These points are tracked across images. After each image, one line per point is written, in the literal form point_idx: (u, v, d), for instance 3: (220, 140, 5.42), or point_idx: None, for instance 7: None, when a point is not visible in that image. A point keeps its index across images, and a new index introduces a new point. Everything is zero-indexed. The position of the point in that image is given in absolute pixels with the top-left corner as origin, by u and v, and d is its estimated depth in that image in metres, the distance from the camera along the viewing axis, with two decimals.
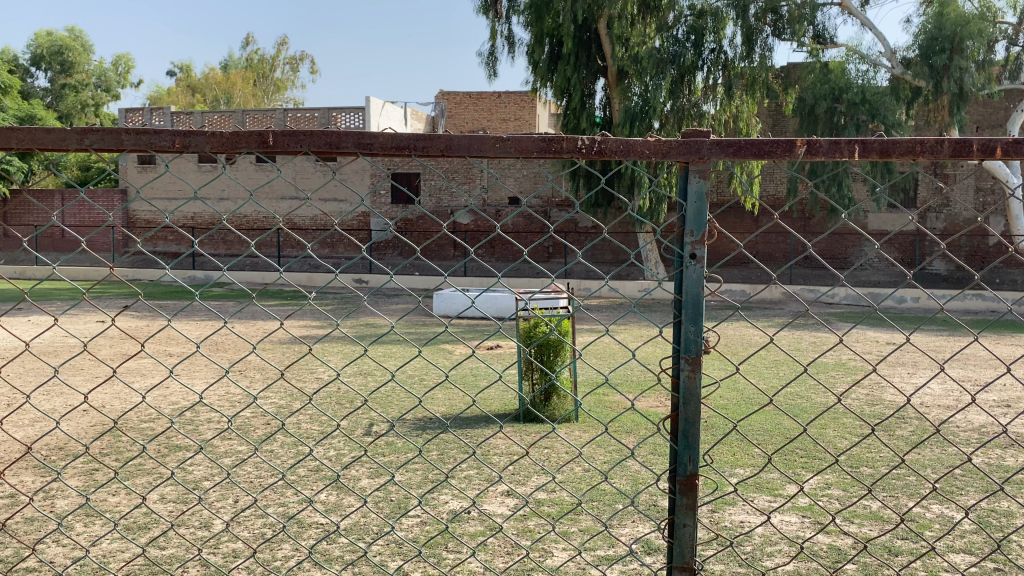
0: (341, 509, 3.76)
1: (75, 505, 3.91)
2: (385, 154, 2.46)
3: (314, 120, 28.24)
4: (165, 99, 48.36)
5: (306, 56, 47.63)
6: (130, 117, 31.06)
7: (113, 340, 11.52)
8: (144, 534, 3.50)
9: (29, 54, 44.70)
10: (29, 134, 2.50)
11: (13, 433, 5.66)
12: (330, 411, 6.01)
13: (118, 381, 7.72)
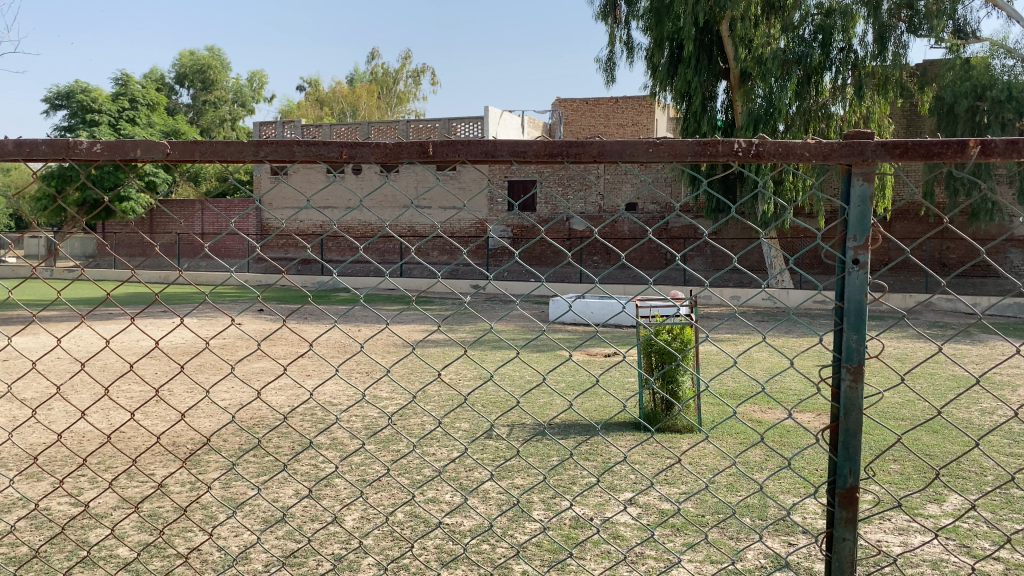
0: (464, 511, 3.86)
1: (218, 496, 4.14)
2: (539, 162, 2.52)
3: (434, 130, 29.09)
4: (295, 113, 50.65)
5: (428, 68, 48.92)
6: (263, 131, 32.81)
7: (246, 341, 12.16)
8: (281, 528, 3.66)
9: (174, 73, 47.93)
10: (210, 147, 2.67)
11: (164, 427, 6.09)
12: (452, 413, 6.18)
13: (256, 381, 8.17)
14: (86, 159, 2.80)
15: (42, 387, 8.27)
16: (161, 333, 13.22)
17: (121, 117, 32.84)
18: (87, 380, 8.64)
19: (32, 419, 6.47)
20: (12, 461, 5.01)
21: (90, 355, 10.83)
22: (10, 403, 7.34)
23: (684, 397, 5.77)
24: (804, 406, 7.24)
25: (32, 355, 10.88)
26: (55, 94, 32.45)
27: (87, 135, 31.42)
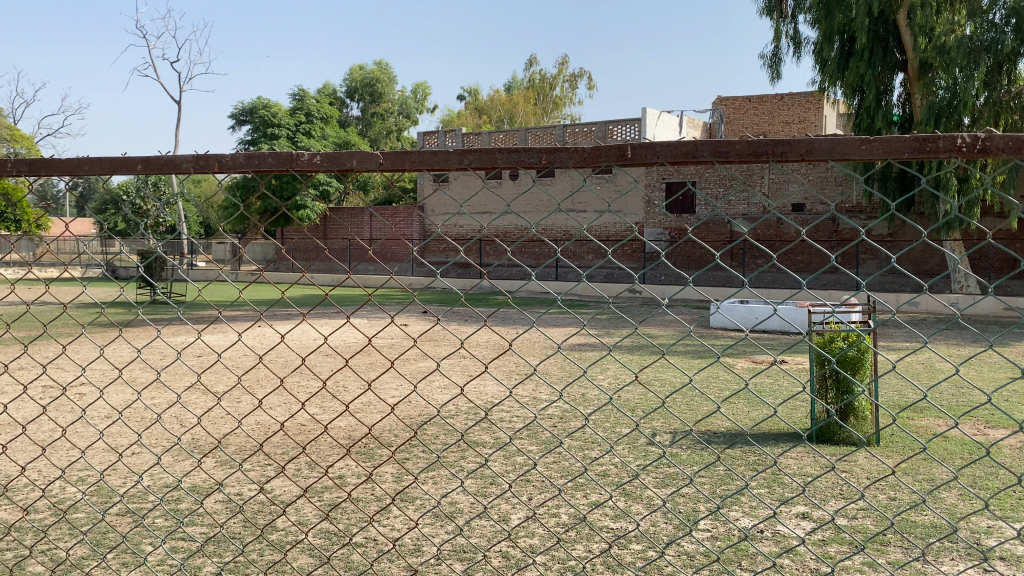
0: (628, 516, 3.85)
1: (391, 489, 4.33)
2: (741, 162, 2.46)
3: (591, 133, 29.34)
4: (457, 121, 52.31)
5: (585, 73, 49.25)
6: (426, 140, 34.16)
7: (412, 341, 12.69)
8: (450, 522, 3.79)
9: (347, 87, 50.74)
10: (419, 156, 2.77)
11: (343, 420, 6.47)
12: (614, 418, 6.19)
13: (425, 380, 8.54)
14: (305, 171, 2.98)
15: (240, 380, 9.00)
16: (335, 332, 14.05)
17: (298, 131, 35.12)
18: (276, 375, 9.29)
19: (230, 408, 7.04)
20: (214, 447, 5.47)
21: (277, 350, 11.68)
22: (210, 395, 8.04)
23: (860, 407, 5.51)
24: (994, 420, 6.72)
25: (227, 350, 11.86)
26: (241, 111, 35.12)
27: (268, 147, 33.81)
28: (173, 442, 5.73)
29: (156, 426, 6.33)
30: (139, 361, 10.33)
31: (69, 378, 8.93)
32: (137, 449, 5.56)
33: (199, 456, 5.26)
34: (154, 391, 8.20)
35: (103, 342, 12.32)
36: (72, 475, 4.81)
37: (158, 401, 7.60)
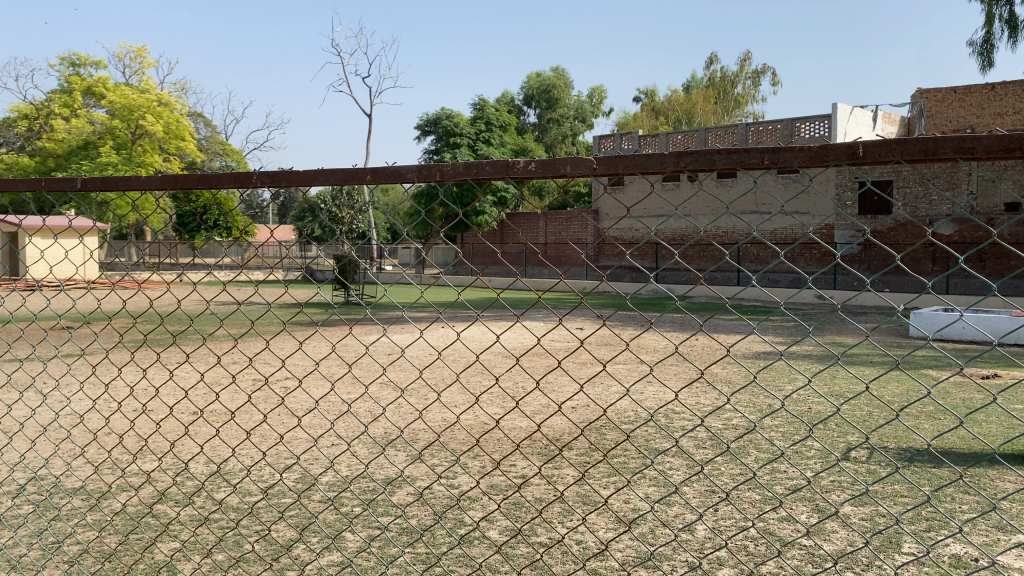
0: (823, 534, 3.69)
1: (575, 491, 4.39)
2: (991, 159, 2.25)
3: (777, 132, 28.33)
4: (632, 123, 52.13)
5: (768, 68, 47.60)
6: (603, 143, 34.38)
7: (588, 345, 12.79)
8: (634, 528, 3.78)
9: (523, 95, 51.78)
10: (633, 160, 2.66)
11: (524, 420, 6.65)
12: (802, 431, 5.98)
13: (604, 385, 8.60)
14: (521, 178, 2.90)
15: (427, 377, 9.48)
16: (512, 334, 14.47)
17: (478, 139, 36.42)
18: (459, 373, 9.70)
19: (419, 404, 7.41)
20: (404, 441, 5.80)
21: (460, 350, 12.19)
22: (398, 391, 8.51)
23: None
24: None
25: (411, 350, 12.52)
26: (425, 122, 36.95)
27: (449, 155, 35.28)
28: (366, 435, 6.10)
29: (351, 419, 6.78)
30: (337, 356, 11.11)
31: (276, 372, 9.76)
32: (336, 439, 5.98)
33: (389, 450, 5.56)
34: (349, 386, 8.82)
35: (304, 339, 13.37)
36: (279, 462, 5.23)
37: (349, 396, 8.13)
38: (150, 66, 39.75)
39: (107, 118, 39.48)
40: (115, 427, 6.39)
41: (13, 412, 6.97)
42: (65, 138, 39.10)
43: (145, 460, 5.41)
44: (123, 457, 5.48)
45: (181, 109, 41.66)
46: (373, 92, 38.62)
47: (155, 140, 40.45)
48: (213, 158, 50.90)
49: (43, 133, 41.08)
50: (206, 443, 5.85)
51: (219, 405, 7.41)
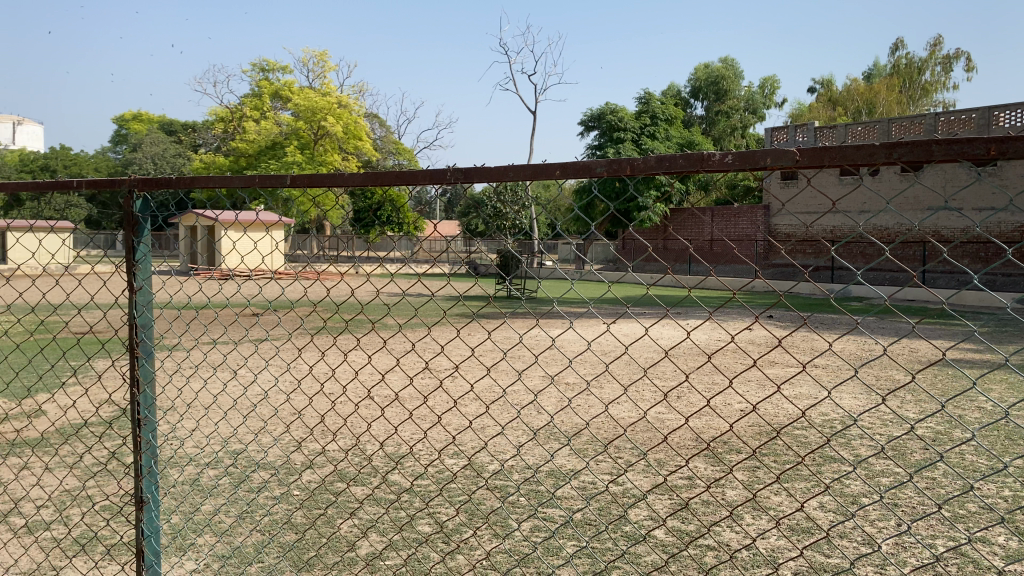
0: (1020, 559, 3.42)
1: (743, 495, 4.30)
2: None
3: (971, 122, 26.23)
4: (805, 114, 49.85)
5: (961, 53, 44.11)
6: (775, 136, 33.28)
7: (754, 346, 12.40)
8: (807, 537, 3.65)
9: (691, 87, 50.81)
10: (839, 152, 2.37)
11: (687, 420, 6.59)
12: (997, 447, 5.55)
13: (773, 388, 8.32)
14: (716, 171, 2.65)
15: (587, 372, 9.57)
16: (674, 332, 14.31)
17: (643, 133, 37.08)
18: (619, 370, 9.69)
19: (580, 400, 7.49)
20: (570, 434, 5.93)
21: (623, 347, 12.19)
22: (558, 383, 8.67)
23: None
24: None
25: (574, 345, 12.68)
26: (589, 117, 38.04)
27: (611, 151, 35.44)
28: (530, 426, 6.25)
29: (514, 410, 6.96)
30: (504, 349, 11.43)
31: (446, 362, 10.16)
32: (500, 429, 6.16)
33: (552, 442, 5.69)
34: (515, 376, 9.10)
35: (472, 331, 13.83)
36: (452, 446, 5.48)
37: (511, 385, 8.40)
38: (330, 69, 42.25)
39: (292, 120, 42.35)
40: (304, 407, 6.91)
41: (217, 389, 7.68)
42: (256, 138, 42.29)
43: (331, 438, 5.81)
44: (310, 434, 5.91)
45: (357, 110, 44.00)
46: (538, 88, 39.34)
47: (334, 139, 42.99)
48: (386, 156, 53.49)
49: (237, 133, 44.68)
50: (381, 424, 6.23)
51: (392, 391, 7.84)
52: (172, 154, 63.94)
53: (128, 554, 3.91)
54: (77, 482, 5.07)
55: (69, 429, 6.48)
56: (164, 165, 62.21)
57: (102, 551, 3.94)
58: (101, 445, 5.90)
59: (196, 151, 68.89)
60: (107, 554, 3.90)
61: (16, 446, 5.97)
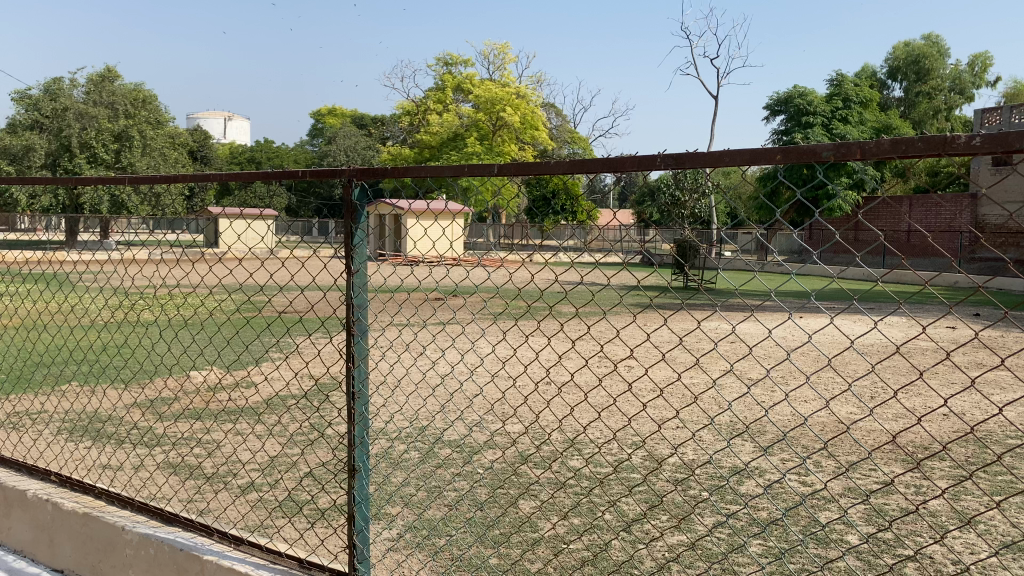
0: None
1: (946, 506, 4.08)
2: None
3: None
4: (1020, 94, 45.43)
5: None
6: (986, 118, 30.66)
7: (956, 347, 11.58)
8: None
9: (888, 68, 47.68)
10: None
11: (882, 425, 6.34)
12: None
13: (980, 393, 7.79)
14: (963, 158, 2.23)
15: (771, 370, 9.38)
16: (864, 330, 13.62)
17: (834, 117, 35.56)
18: (804, 368, 9.41)
19: (763, 399, 7.40)
20: (750, 433, 5.85)
21: (809, 345, 11.78)
22: (739, 381, 8.59)
23: None
24: None
25: (756, 341, 12.40)
26: (776, 102, 37.08)
27: (799, 136, 34.00)
28: (712, 422, 6.27)
29: (694, 405, 6.99)
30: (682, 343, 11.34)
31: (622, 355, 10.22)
32: (680, 423, 6.21)
33: (735, 440, 5.67)
34: (690, 372, 9.02)
35: (648, 324, 13.81)
36: (630, 438, 5.58)
37: (688, 381, 8.43)
38: (510, 61, 43.24)
39: (473, 112, 43.71)
40: (485, 389, 7.26)
41: (405, 371, 8.16)
42: (439, 130, 44.01)
43: (511, 421, 6.05)
44: (492, 416, 6.19)
45: (535, 100, 44.72)
46: (719, 74, 38.43)
47: (512, 129, 43.94)
48: (562, 146, 54.09)
49: (421, 125, 46.71)
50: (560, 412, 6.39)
51: (571, 380, 8.10)
52: (362, 146, 67.64)
53: (335, 517, 4.26)
54: (287, 449, 5.56)
55: (279, 400, 7.11)
56: (355, 157, 66.05)
57: (313, 513, 4.31)
58: (308, 416, 6.47)
59: (384, 143, 72.74)
60: (316, 516, 4.24)
61: (235, 412, 6.63)
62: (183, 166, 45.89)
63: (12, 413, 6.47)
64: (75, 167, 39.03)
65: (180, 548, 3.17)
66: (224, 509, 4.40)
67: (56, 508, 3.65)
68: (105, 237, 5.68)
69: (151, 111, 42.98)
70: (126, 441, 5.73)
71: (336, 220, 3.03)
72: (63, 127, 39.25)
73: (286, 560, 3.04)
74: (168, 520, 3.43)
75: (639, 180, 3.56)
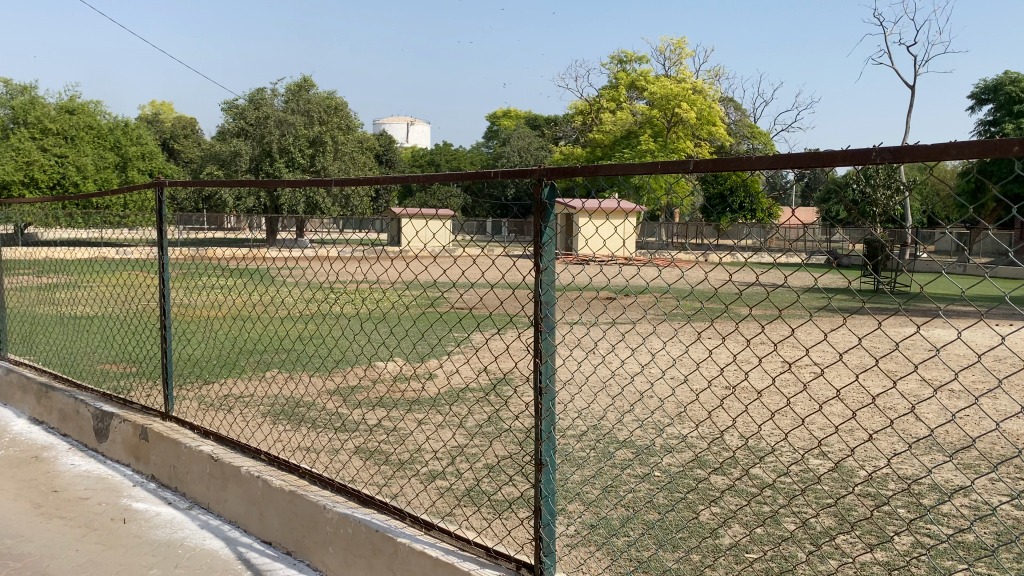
0: None
1: None
2: None
3: None
4: None
5: None
6: None
7: None
8: None
9: None
10: None
11: None
12: None
13: None
14: None
15: (975, 383, 8.76)
16: None
17: None
18: (1015, 383, 8.69)
19: (968, 413, 6.93)
20: (953, 449, 5.51)
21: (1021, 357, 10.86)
22: (940, 392, 8.09)
23: None
24: None
25: (956, 350, 11.57)
26: (982, 89, 34.13)
27: (1009, 127, 31.18)
28: (911, 436, 5.96)
29: (890, 417, 6.65)
30: (869, 351, 10.77)
31: (801, 362, 9.84)
32: (876, 435, 5.94)
33: (938, 455, 5.36)
34: (882, 383, 8.57)
35: (833, 330, 13.22)
36: (813, 448, 5.39)
37: (882, 390, 8.04)
38: (687, 56, 42.48)
39: (648, 108, 43.31)
40: (666, 392, 7.27)
41: (583, 371, 8.29)
42: (612, 129, 43.97)
43: (687, 425, 5.98)
44: (670, 417, 6.18)
45: (712, 95, 43.68)
46: (916, 61, 35.91)
47: (688, 126, 43.17)
48: (741, 142, 52.47)
49: (595, 125, 46.87)
50: (739, 418, 6.26)
51: (752, 385, 7.93)
52: (536, 146, 68.78)
53: (522, 509, 4.44)
54: (469, 440, 5.80)
55: (459, 393, 7.42)
56: (529, 157, 67.19)
57: (496, 503, 4.47)
58: (489, 409, 6.72)
59: (557, 144, 73.53)
60: (503, 507, 4.40)
61: (419, 403, 6.99)
62: (369, 169, 48.54)
63: (226, 395, 7.15)
64: (275, 171, 42.22)
65: (375, 529, 3.37)
66: (416, 493, 4.65)
67: (265, 484, 3.98)
68: (302, 237, 6.14)
69: (342, 118, 45.83)
70: (322, 425, 6.19)
71: (525, 219, 3.09)
72: (265, 134, 42.65)
73: (474, 548, 3.15)
74: (364, 502, 3.66)
75: (825, 178, 3.36)
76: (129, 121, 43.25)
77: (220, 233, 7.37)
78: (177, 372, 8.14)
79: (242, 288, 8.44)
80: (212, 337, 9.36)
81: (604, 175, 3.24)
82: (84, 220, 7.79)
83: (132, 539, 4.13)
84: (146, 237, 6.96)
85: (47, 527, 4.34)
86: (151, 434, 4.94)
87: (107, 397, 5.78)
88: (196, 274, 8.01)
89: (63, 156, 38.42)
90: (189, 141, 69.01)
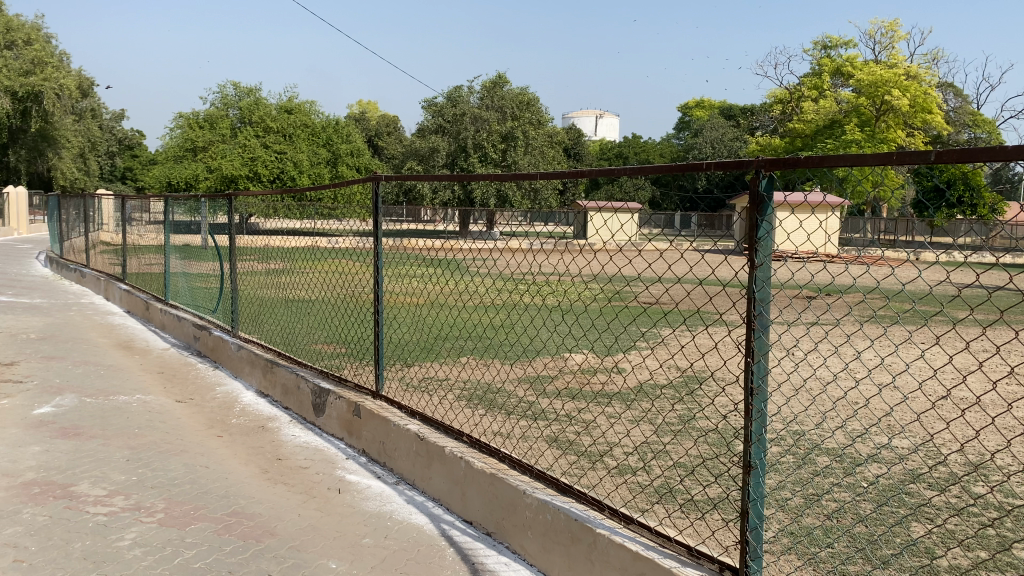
0: None
1: None
2: None
3: None
4: None
5: None
6: None
7: None
8: None
9: None
10: None
11: None
12: None
13: None
14: None
15: None
16: None
17: None
18: None
19: None
20: None
21: None
22: None
23: None
24: None
25: None
26: None
27: None
28: None
29: None
30: None
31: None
32: None
33: None
34: None
35: None
36: None
37: None
38: (900, 40, 39.51)
39: (854, 96, 40.80)
40: (869, 399, 6.89)
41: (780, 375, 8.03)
42: (814, 118, 41.98)
43: (895, 436, 5.65)
44: (874, 427, 5.87)
45: (929, 81, 40.40)
46: None
47: (900, 114, 40.22)
48: (960, 130, 48.27)
49: (794, 114, 44.80)
50: (952, 432, 5.84)
51: (967, 396, 7.35)
52: (730, 138, 66.76)
53: (726, 510, 4.38)
54: (661, 436, 5.79)
55: (649, 389, 7.39)
56: (721, 149, 65.34)
57: (689, 503, 4.45)
58: (680, 406, 6.68)
59: (752, 135, 70.87)
60: (703, 508, 4.36)
61: (610, 396, 7.07)
62: (558, 162, 49.14)
63: (426, 379, 7.54)
64: (469, 165, 43.83)
65: (575, 518, 3.43)
66: (610, 486, 4.72)
67: (468, 465, 4.15)
68: (493, 230, 6.30)
69: (534, 113, 46.51)
70: (517, 413, 6.40)
71: (741, 212, 3.02)
72: (461, 131, 44.31)
73: (675, 546, 3.14)
74: (563, 490, 3.72)
75: None
76: (339, 119, 46.36)
77: (418, 225, 7.67)
78: (383, 354, 8.71)
79: (440, 278, 8.82)
80: (412, 323, 9.91)
81: (815, 165, 3.07)
82: (299, 210, 8.42)
83: (346, 509, 4.47)
84: (354, 229, 7.42)
85: (273, 491, 4.77)
86: (364, 411, 5.28)
87: (323, 374, 6.24)
88: (399, 264, 8.38)
89: (282, 153, 41.92)
90: (392, 139, 73.06)
